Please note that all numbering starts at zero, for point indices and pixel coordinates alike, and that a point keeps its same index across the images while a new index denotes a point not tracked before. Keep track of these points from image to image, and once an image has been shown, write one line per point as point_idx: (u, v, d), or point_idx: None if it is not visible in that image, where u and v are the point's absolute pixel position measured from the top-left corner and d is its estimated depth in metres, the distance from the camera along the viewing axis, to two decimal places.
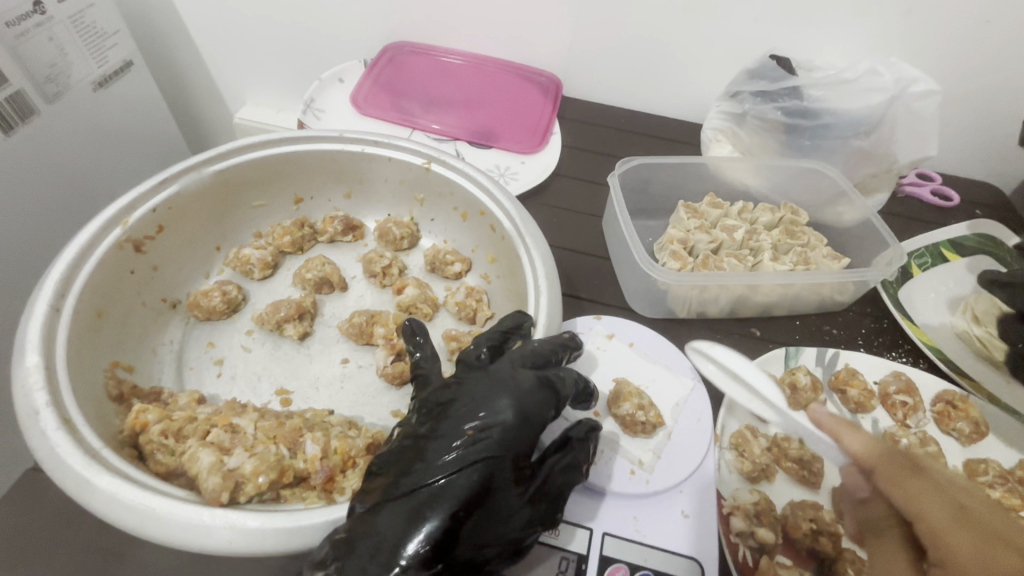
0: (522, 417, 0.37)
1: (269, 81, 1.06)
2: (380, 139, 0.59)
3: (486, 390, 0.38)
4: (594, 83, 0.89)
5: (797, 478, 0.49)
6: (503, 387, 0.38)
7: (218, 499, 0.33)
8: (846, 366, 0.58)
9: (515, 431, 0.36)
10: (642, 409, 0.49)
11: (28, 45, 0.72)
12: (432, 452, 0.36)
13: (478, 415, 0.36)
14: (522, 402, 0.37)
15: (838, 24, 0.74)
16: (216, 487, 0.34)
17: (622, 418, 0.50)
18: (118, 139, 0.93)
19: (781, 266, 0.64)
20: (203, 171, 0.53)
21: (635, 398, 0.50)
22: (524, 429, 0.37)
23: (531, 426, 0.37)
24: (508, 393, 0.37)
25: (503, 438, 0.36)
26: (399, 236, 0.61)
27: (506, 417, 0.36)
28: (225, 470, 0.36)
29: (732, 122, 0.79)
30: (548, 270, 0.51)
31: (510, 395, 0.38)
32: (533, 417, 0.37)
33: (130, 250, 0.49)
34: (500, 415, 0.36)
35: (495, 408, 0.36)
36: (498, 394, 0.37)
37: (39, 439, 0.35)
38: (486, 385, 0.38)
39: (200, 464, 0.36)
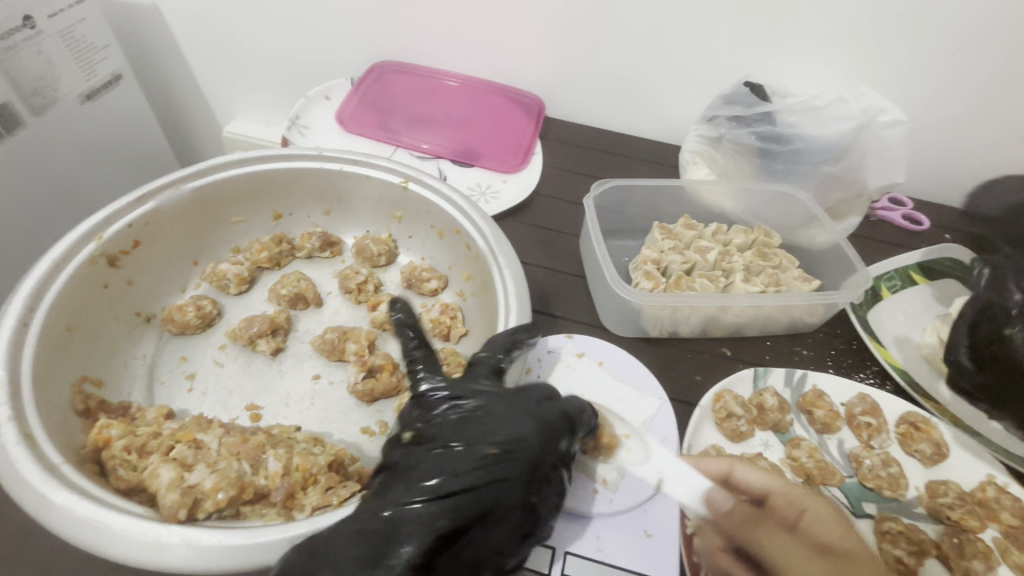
0: (540, 440, 0.40)
1: (258, 97, 1.07)
2: (358, 159, 0.60)
3: (505, 412, 0.40)
4: (577, 106, 0.91)
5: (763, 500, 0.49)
6: (524, 415, 0.41)
7: (174, 516, 0.34)
8: (813, 388, 0.59)
9: (529, 451, 0.39)
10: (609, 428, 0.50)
11: (15, 59, 0.74)
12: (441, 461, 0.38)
13: (495, 433, 0.39)
14: (538, 427, 0.40)
15: (809, 54, 0.76)
16: (173, 505, 0.35)
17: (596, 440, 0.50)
18: (104, 150, 0.93)
19: (752, 287, 0.66)
20: (183, 187, 0.54)
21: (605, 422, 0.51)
22: (539, 451, 0.39)
23: (547, 453, 0.39)
24: (532, 419, 0.40)
25: (528, 465, 0.38)
26: (376, 253, 0.62)
27: (519, 438, 0.39)
28: (185, 486, 0.36)
29: (709, 146, 0.81)
30: (519, 289, 0.52)
31: (542, 426, 0.40)
32: (545, 443, 0.40)
33: (104, 264, 0.49)
34: (518, 434, 0.39)
35: (513, 429, 0.39)
36: (516, 418, 0.40)
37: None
38: (508, 407, 0.41)
39: (160, 480, 0.36)
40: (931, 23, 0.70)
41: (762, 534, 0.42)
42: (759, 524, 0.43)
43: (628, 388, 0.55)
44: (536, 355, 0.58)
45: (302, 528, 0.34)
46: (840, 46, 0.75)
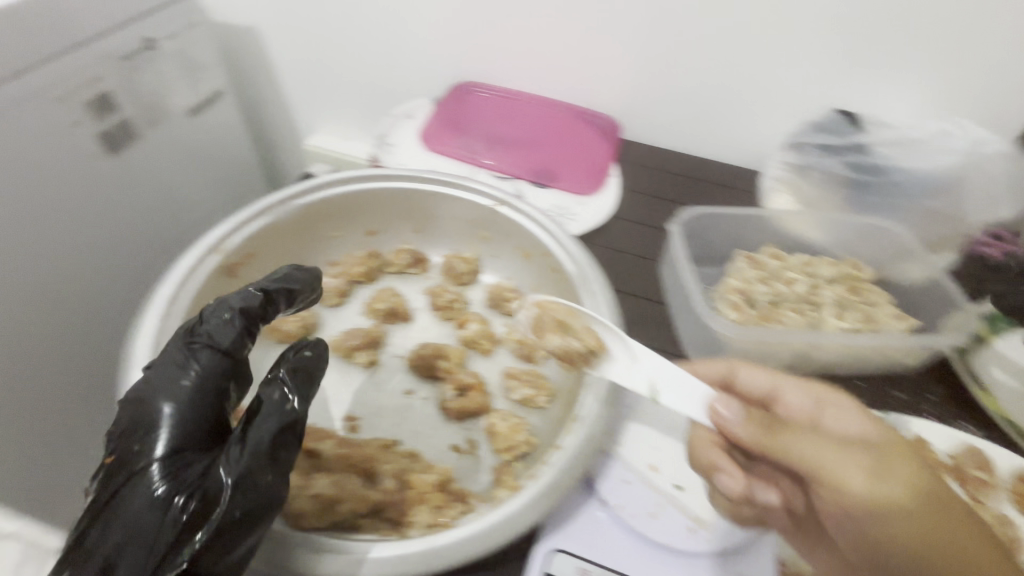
0: (149, 409, 0.38)
1: (339, 113, 1.12)
2: (452, 181, 0.62)
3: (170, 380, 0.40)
4: (654, 129, 0.91)
5: None
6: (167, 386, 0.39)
7: (300, 523, 0.38)
8: (915, 435, 0.56)
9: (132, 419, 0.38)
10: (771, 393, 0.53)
11: (138, 78, 0.80)
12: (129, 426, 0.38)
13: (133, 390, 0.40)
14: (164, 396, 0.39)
15: (908, 83, 0.73)
16: (303, 509, 0.38)
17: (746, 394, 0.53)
18: (201, 160, 0.99)
19: (844, 324, 0.63)
20: (293, 204, 0.57)
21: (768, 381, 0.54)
22: (139, 420, 0.38)
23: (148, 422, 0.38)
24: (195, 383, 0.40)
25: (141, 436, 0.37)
26: (462, 271, 0.64)
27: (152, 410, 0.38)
28: (311, 493, 0.40)
29: (794, 174, 0.77)
30: (612, 316, 0.52)
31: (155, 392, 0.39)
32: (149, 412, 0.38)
33: (224, 275, 0.53)
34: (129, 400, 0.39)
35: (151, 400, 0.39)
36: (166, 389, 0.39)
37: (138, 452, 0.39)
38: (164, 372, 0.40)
39: (286, 486, 0.40)
40: None
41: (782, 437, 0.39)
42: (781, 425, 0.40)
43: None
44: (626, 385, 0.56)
45: (418, 544, 0.36)
46: (943, 73, 0.72)
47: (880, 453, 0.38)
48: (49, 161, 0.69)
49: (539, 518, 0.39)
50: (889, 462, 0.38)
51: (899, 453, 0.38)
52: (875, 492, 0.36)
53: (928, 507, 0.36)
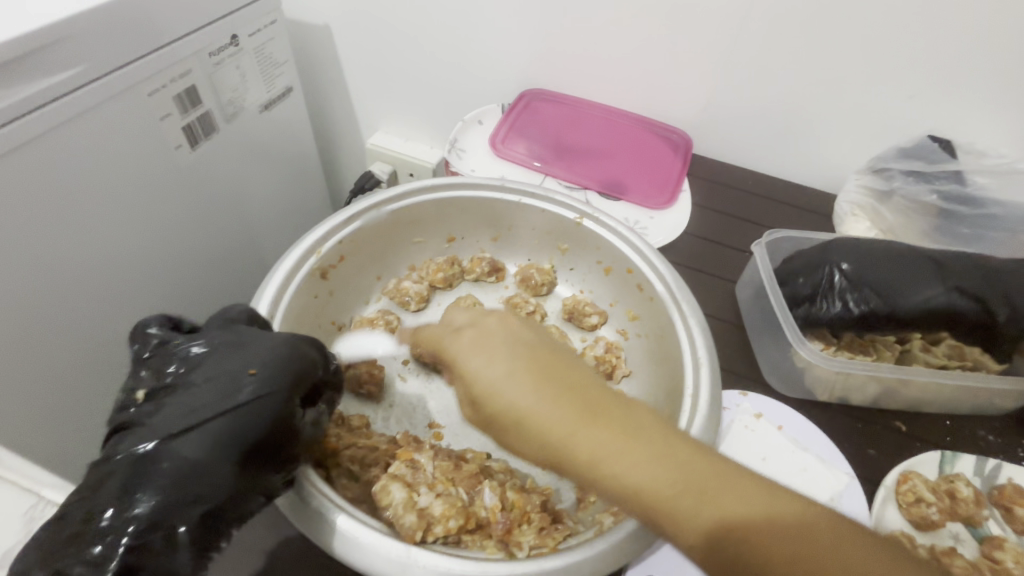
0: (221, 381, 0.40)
1: (402, 113, 1.13)
2: (537, 192, 0.61)
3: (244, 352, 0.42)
4: (727, 145, 0.89)
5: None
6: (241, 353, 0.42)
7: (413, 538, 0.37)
8: (1010, 482, 0.54)
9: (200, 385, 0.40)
10: (925, 494, 0.51)
11: (221, 73, 0.82)
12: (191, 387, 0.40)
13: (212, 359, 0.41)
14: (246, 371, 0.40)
15: (1006, 110, 0.71)
16: (412, 526, 0.39)
17: (901, 492, 0.52)
18: (268, 154, 1.01)
19: (933, 359, 0.61)
20: (382, 210, 0.58)
21: (919, 482, 0.52)
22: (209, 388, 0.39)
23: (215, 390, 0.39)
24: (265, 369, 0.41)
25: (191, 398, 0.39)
26: (540, 282, 0.64)
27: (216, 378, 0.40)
28: (418, 508, 0.40)
29: (874, 198, 0.76)
30: (706, 341, 0.51)
31: (229, 363, 0.41)
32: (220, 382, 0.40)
33: (317, 277, 0.54)
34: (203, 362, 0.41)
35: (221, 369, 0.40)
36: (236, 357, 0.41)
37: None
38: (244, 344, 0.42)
39: (393, 498, 0.41)
40: None
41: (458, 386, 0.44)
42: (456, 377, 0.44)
43: (808, 461, 0.55)
44: None
45: (528, 567, 0.36)
46: None
47: (547, 439, 0.36)
48: (140, 152, 0.71)
49: (620, 560, 0.37)
50: (635, 444, 0.35)
51: (554, 398, 0.37)
52: (528, 413, 0.37)
53: (681, 483, 0.33)
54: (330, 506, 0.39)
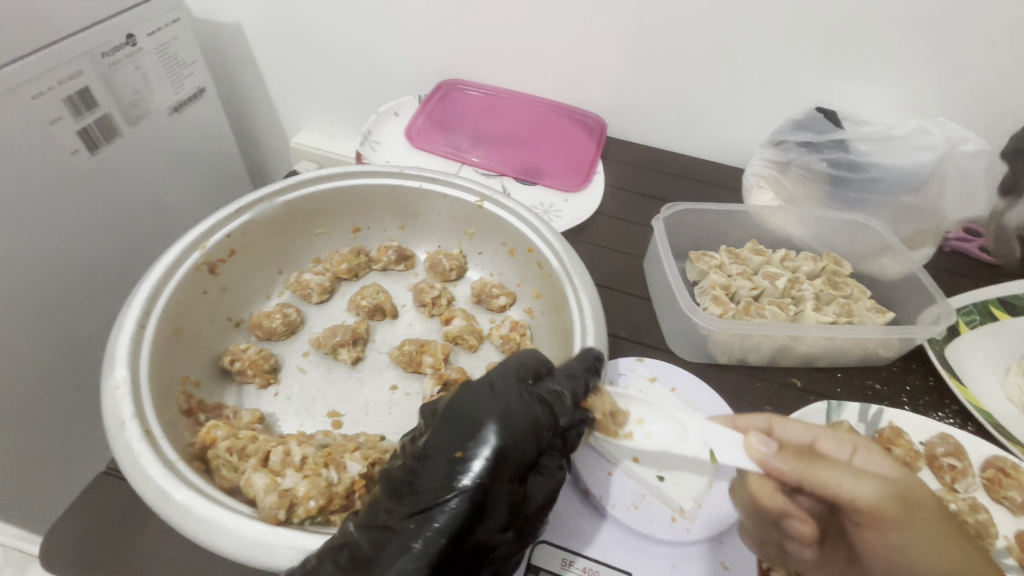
0: (511, 437, 0.36)
1: (325, 111, 1.12)
2: (437, 177, 0.62)
3: (483, 401, 0.38)
4: (639, 126, 0.92)
5: None
6: (496, 408, 0.38)
7: (275, 517, 0.36)
8: (891, 425, 0.57)
9: (509, 449, 0.36)
10: None
11: (118, 73, 0.78)
12: (456, 439, 0.37)
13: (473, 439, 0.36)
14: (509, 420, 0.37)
15: (883, 83, 0.76)
16: (272, 505, 0.37)
17: None
18: (185, 156, 0.98)
19: (824, 317, 0.65)
20: (274, 201, 0.57)
21: None
22: (510, 450, 0.36)
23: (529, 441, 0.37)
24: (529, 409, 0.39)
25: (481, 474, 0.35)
26: (448, 268, 0.64)
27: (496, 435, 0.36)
28: (281, 489, 0.38)
29: (775, 170, 0.79)
30: (595, 311, 0.52)
31: (505, 399, 0.38)
32: (522, 433, 0.37)
33: (206, 271, 0.53)
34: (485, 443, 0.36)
35: (484, 441, 0.36)
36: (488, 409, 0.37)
37: (116, 428, 0.38)
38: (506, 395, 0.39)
39: (256, 487, 0.39)
40: None
41: (824, 473, 0.38)
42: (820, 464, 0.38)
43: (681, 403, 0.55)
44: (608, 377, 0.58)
45: None
46: (920, 71, 0.73)
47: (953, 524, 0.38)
48: (29, 158, 0.68)
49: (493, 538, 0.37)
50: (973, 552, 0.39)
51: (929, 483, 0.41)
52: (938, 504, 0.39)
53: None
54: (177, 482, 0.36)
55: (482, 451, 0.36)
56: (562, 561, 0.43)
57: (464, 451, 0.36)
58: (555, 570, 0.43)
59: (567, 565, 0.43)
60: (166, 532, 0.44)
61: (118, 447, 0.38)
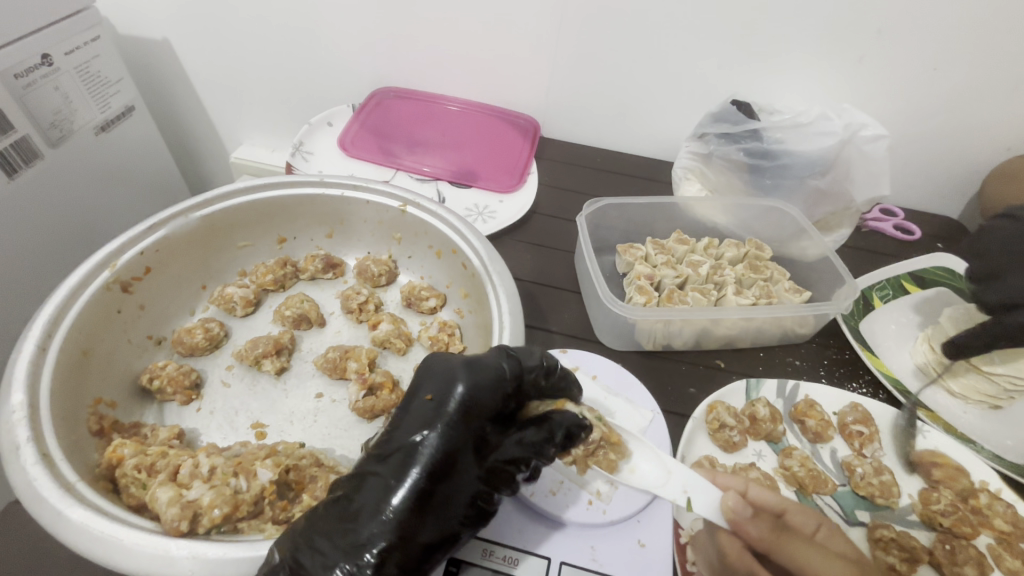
0: (476, 389, 0.40)
1: (263, 123, 1.11)
2: (358, 184, 0.63)
3: (448, 365, 0.42)
4: (572, 125, 0.94)
5: (791, 483, 0.55)
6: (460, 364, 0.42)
7: (177, 529, 0.38)
8: (806, 398, 0.60)
9: (475, 399, 0.40)
10: (730, 417, 0.57)
11: (34, 94, 0.76)
12: (427, 403, 0.40)
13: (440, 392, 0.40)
14: (475, 378, 0.41)
15: (792, 73, 0.79)
16: (175, 518, 0.38)
17: (709, 422, 0.57)
18: (117, 176, 0.96)
19: (744, 299, 0.67)
20: (191, 216, 0.57)
21: (722, 407, 0.57)
22: (478, 402, 0.40)
23: (492, 395, 0.41)
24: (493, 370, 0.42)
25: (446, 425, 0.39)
26: (377, 273, 0.64)
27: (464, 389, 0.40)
28: (185, 501, 0.40)
29: (700, 162, 0.83)
30: (512, 306, 0.54)
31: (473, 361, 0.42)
32: (485, 389, 0.41)
33: (118, 290, 0.52)
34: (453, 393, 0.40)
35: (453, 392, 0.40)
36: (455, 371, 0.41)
37: (11, 453, 0.38)
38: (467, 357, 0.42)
39: (159, 500, 0.40)
40: (917, 34, 0.72)
41: (788, 545, 0.43)
42: (788, 537, 0.43)
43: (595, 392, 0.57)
44: None
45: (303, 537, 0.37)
46: (824, 62, 0.77)
47: None
48: None
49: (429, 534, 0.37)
50: None
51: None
52: None
53: None
54: (75, 501, 0.37)
55: (450, 400, 0.39)
56: (483, 551, 0.45)
57: (434, 407, 0.39)
58: (475, 560, 0.44)
59: (488, 554, 0.44)
60: (79, 558, 0.43)
61: (14, 473, 0.37)
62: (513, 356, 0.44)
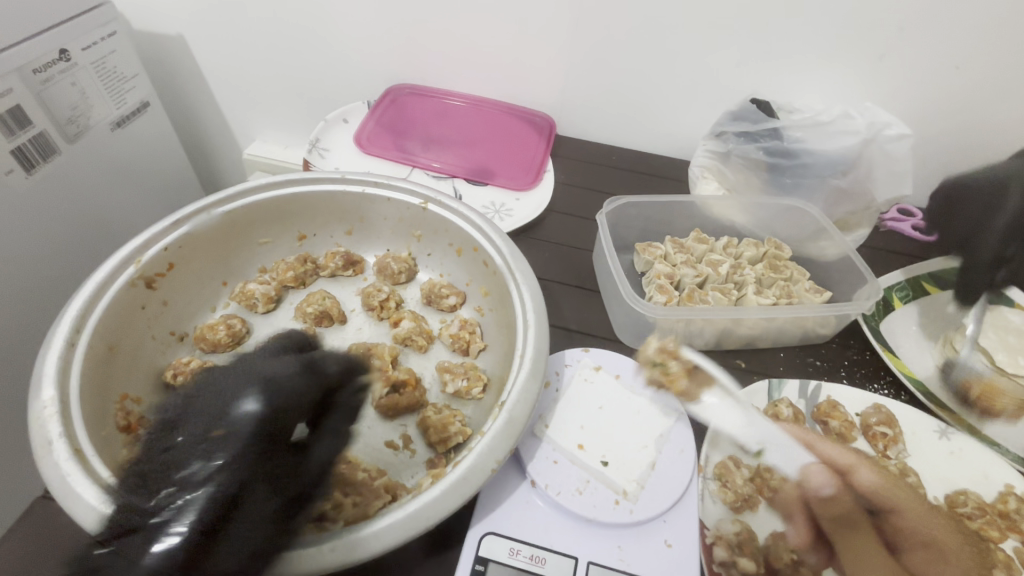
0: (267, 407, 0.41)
1: (276, 119, 1.11)
2: (380, 181, 0.63)
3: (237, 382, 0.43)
4: (587, 123, 0.94)
5: None
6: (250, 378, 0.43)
7: None
8: (828, 398, 0.60)
9: (262, 417, 0.40)
10: None
11: (52, 90, 0.76)
12: (221, 416, 0.40)
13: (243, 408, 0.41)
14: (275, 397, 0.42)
15: (813, 72, 0.79)
16: None
17: None
18: (132, 172, 0.96)
19: (764, 299, 0.67)
20: (214, 212, 0.57)
21: None
22: (264, 422, 0.40)
23: (268, 416, 0.40)
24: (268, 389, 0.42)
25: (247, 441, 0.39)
26: (397, 270, 0.64)
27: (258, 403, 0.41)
28: None
29: (717, 160, 0.82)
30: (537, 304, 0.53)
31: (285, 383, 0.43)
32: (280, 408, 0.41)
33: (142, 286, 0.52)
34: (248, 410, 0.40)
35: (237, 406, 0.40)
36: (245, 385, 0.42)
37: (44, 449, 0.38)
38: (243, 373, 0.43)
39: None
40: (939, 32, 0.71)
41: (861, 553, 0.43)
42: (864, 546, 0.43)
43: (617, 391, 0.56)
44: (552, 368, 0.58)
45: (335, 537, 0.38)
46: (845, 61, 0.77)
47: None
48: None
49: (444, 514, 0.40)
50: None
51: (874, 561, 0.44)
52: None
53: None
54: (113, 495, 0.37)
55: (242, 416, 0.40)
56: (510, 550, 0.45)
57: (216, 419, 0.40)
58: (502, 559, 0.44)
59: (514, 553, 0.44)
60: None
61: (48, 468, 0.38)
62: (322, 372, 0.45)
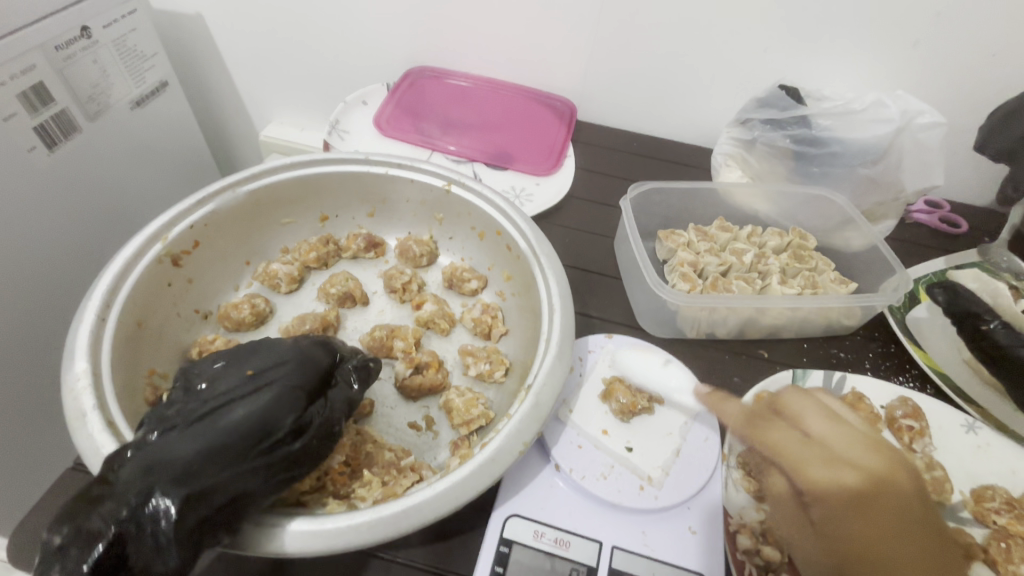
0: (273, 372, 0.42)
1: (293, 101, 1.10)
2: (403, 162, 0.62)
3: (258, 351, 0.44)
4: (609, 108, 0.92)
5: None
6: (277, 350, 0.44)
7: None
8: (853, 390, 0.59)
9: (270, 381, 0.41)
10: None
11: (73, 67, 0.75)
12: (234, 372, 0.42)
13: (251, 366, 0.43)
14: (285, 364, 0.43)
15: (845, 57, 0.77)
16: None
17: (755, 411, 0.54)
18: (149, 152, 0.95)
19: (790, 289, 0.66)
20: (238, 190, 0.57)
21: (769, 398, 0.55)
22: (266, 385, 0.41)
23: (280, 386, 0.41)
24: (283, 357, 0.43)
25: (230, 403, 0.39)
26: (419, 253, 0.64)
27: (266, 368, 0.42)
28: None
29: (741, 148, 0.80)
30: (562, 288, 0.53)
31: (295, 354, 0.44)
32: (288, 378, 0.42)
33: (168, 264, 0.52)
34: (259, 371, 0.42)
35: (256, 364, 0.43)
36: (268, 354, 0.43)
37: (77, 420, 0.38)
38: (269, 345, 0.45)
39: None
40: (980, 16, 0.69)
41: (878, 514, 0.39)
42: (880, 505, 0.40)
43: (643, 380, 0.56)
44: (577, 354, 0.58)
45: (365, 515, 0.38)
46: (878, 46, 0.75)
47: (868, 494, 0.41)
48: None
49: (485, 486, 0.40)
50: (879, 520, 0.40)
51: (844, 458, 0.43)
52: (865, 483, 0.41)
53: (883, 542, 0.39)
54: None
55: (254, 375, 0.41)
56: (535, 532, 0.45)
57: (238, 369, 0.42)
58: (528, 541, 0.44)
59: (539, 536, 0.44)
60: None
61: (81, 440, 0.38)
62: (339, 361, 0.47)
